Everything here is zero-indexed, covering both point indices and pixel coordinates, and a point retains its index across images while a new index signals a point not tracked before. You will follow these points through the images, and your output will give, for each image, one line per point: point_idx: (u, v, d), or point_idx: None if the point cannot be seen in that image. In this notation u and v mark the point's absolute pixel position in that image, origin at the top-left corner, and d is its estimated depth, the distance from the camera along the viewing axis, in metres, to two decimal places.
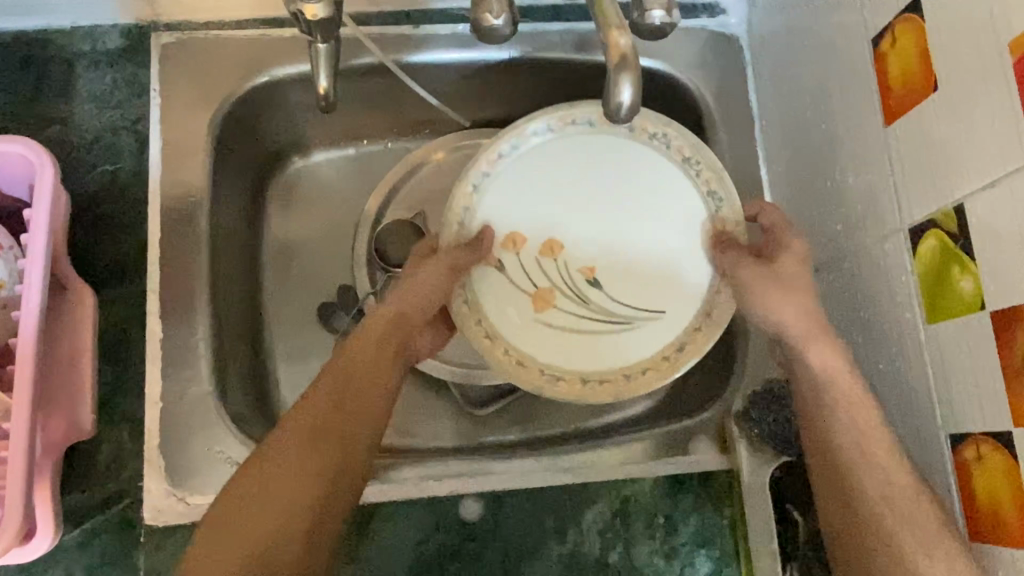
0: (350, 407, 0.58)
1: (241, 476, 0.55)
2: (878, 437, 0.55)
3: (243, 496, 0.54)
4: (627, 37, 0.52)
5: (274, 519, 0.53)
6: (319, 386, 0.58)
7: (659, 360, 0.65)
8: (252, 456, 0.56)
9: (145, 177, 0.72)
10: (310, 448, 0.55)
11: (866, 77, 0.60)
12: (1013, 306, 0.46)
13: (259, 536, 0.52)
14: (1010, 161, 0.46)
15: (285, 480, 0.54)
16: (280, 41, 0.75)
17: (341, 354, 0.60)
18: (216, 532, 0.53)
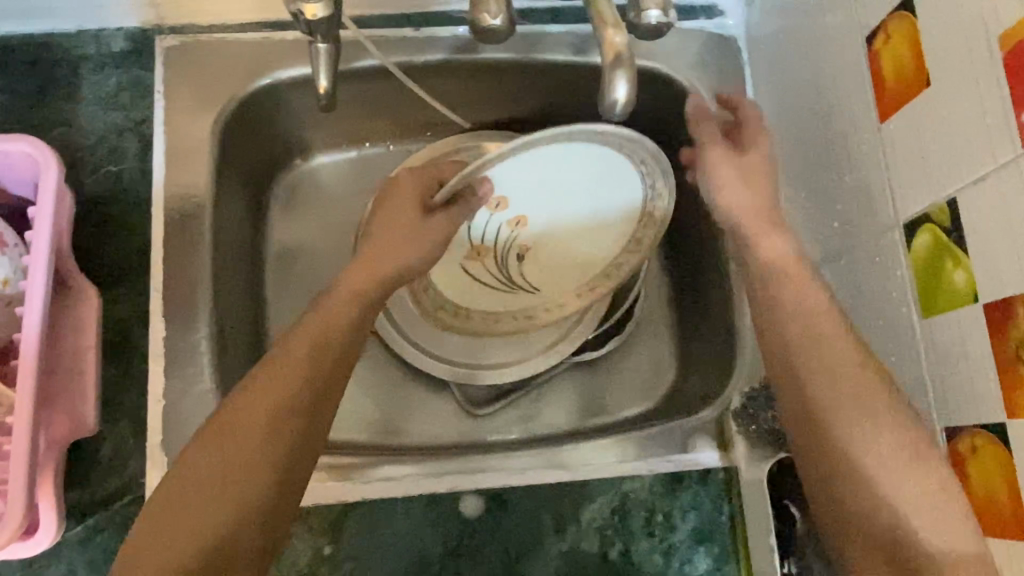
0: (313, 361, 0.54)
1: (191, 453, 0.50)
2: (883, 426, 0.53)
3: (193, 477, 0.49)
4: (622, 36, 0.52)
5: (229, 508, 0.49)
6: (283, 358, 0.54)
7: (517, 324, 0.81)
8: (206, 430, 0.51)
9: (149, 177, 0.73)
10: (270, 409, 0.52)
11: (860, 74, 0.60)
12: (1006, 298, 0.46)
13: (213, 524, 0.48)
14: (1000, 154, 0.46)
15: (245, 463, 0.50)
16: (282, 44, 0.76)
17: (310, 317, 0.57)
18: (162, 512, 0.49)
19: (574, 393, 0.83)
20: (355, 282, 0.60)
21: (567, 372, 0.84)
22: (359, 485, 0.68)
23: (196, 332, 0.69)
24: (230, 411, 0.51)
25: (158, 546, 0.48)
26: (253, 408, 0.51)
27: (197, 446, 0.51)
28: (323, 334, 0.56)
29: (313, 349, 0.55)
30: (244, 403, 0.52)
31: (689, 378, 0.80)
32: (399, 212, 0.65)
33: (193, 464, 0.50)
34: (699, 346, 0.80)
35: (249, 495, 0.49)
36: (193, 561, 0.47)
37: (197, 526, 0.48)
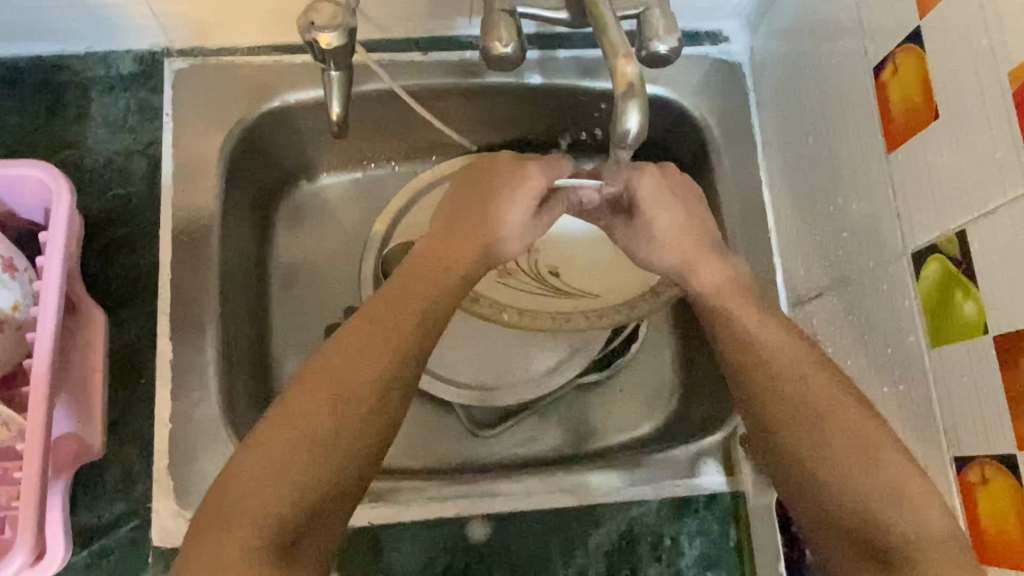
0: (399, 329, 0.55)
1: (293, 404, 0.52)
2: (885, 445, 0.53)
3: (297, 427, 0.51)
4: (634, 66, 0.53)
5: (334, 465, 0.50)
6: (385, 328, 0.55)
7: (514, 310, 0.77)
8: (307, 385, 0.53)
9: (157, 199, 0.74)
10: (360, 370, 0.53)
11: (867, 103, 0.60)
12: (1014, 330, 0.47)
13: (317, 476, 0.50)
14: (1010, 189, 0.47)
15: (348, 423, 0.51)
16: (291, 67, 0.77)
17: (405, 291, 0.57)
18: (263, 454, 0.50)
19: (577, 414, 0.83)
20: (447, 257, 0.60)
21: (573, 393, 0.84)
22: (367, 511, 0.68)
23: (203, 355, 0.70)
24: (336, 371, 0.53)
25: (262, 485, 0.49)
26: (358, 372, 0.53)
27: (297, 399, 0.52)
28: (421, 306, 0.57)
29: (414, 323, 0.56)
30: (344, 362, 0.53)
31: (694, 402, 0.81)
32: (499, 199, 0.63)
33: (300, 415, 0.51)
34: (705, 371, 0.80)
35: (350, 456, 0.51)
36: (300, 511, 0.49)
37: (299, 474, 0.50)
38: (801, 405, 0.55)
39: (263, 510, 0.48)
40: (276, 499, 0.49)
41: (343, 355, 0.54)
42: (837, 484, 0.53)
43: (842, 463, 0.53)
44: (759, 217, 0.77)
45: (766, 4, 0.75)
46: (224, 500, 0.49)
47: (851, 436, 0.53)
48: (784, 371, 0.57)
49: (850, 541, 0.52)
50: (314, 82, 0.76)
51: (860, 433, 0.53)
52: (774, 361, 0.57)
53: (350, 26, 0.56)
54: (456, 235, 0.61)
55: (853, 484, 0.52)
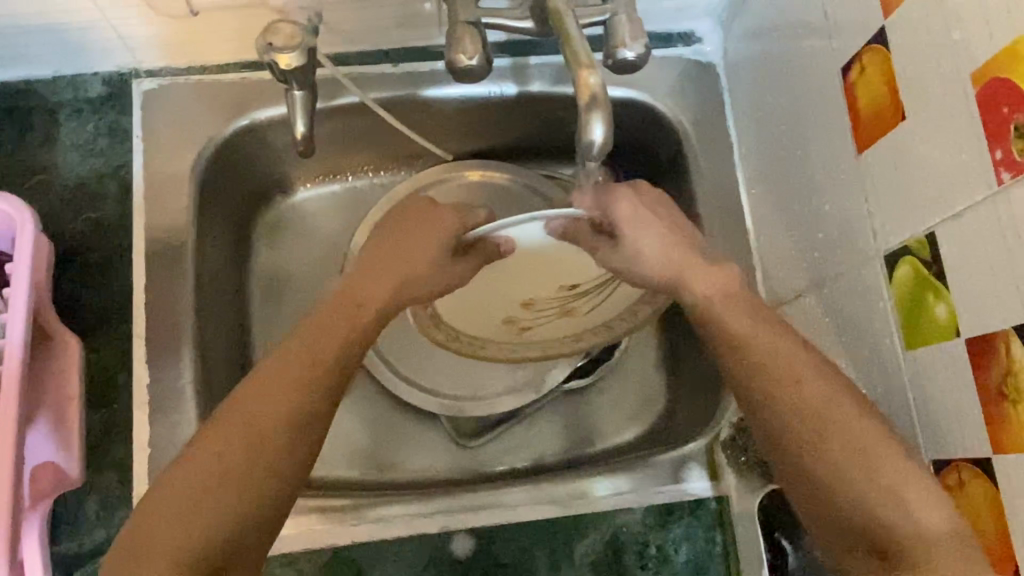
0: (312, 363, 0.54)
1: (204, 445, 0.51)
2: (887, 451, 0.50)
3: (210, 467, 0.50)
4: (596, 77, 0.52)
5: (244, 505, 0.50)
6: (297, 364, 0.54)
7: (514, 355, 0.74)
8: (217, 426, 0.52)
9: (129, 222, 0.73)
10: (275, 407, 0.52)
11: (837, 104, 0.60)
12: (987, 333, 0.46)
13: (229, 511, 0.49)
14: (975, 191, 0.46)
15: (261, 462, 0.51)
16: (259, 84, 0.76)
17: (313, 331, 0.56)
18: (174, 498, 0.49)
19: (563, 420, 0.83)
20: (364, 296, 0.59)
21: (557, 399, 0.84)
22: (351, 528, 0.68)
23: (181, 379, 0.69)
24: (246, 410, 0.52)
25: (174, 525, 0.48)
26: (271, 410, 0.52)
27: (212, 438, 0.51)
28: (336, 342, 0.56)
29: (331, 356, 0.55)
30: (262, 401, 0.52)
31: (681, 404, 0.81)
32: (425, 242, 0.61)
33: (210, 459, 0.50)
34: (690, 374, 0.80)
35: (263, 492, 0.51)
36: (210, 549, 0.48)
37: (211, 512, 0.49)
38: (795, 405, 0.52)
39: (173, 553, 0.48)
40: (191, 530, 0.48)
41: (254, 393, 0.53)
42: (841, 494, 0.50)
43: (839, 466, 0.50)
44: (738, 217, 0.77)
45: (736, 5, 0.74)
46: (132, 542, 0.48)
47: (848, 443, 0.50)
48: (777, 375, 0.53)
49: (856, 540, 0.49)
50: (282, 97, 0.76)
51: (843, 436, 0.50)
52: (770, 364, 0.53)
53: (310, 45, 0.55)
54: (377, 273, 0.60)
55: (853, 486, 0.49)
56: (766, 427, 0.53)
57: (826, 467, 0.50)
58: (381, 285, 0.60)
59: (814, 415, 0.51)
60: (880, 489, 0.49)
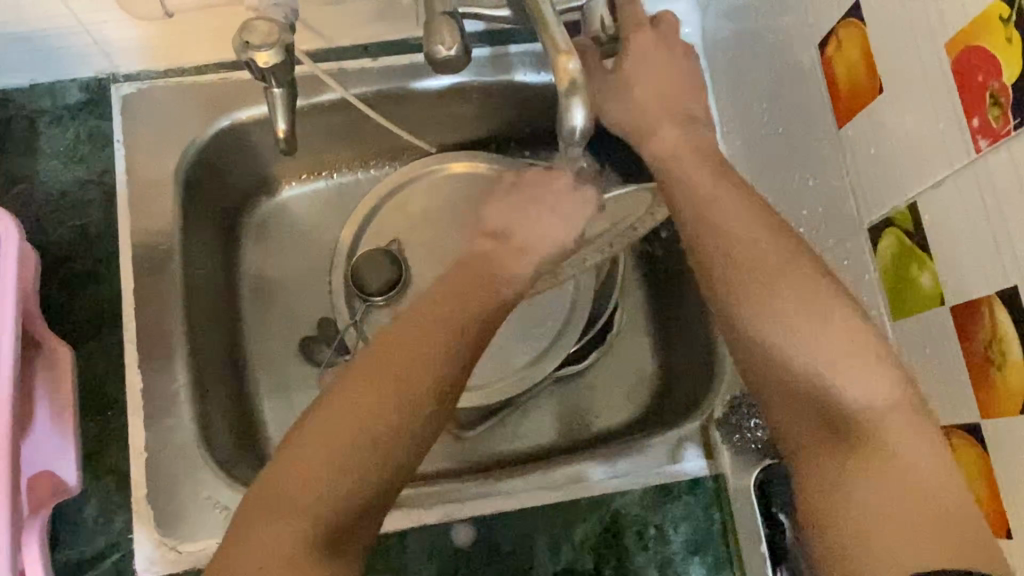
0: (453, 327, 0.49)
1: (352, 395, 0.46)
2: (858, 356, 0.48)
3: (350, 423, 0.46)
4: (575, 62, 0.52)
5: (381, 472, 0.45)
6: (441, 325, 0.49)
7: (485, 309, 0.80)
8: (355, 381, 0.47)
9: (115, 227, 0.73)
10: (419, 367, 0.47)
11: (816, 79, 0.60)
12: (972, 300, 0.46)
13: (366, 476, 0.45)
14: (955, 159, 0.47)
15: (402, 432, 0.46)
16: (239, 83, 0.76)
17: (452, 298, 0.51)
18: (309, 464, 0.45)
19: (560, 406, 0.84)
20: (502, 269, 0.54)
21: (553, 386, 0.85)
22: None
23: (174, 382, 0.69)
24: (378, 369, 0.47)
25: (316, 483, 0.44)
26: (410, 374, 0.47)
27: (355, 391, 0.47)
28: (476, 312, 0.50)
29: (473, 325, 0.50)
30: (406, 357, 0.48)
31: (676, 385, 0.81)
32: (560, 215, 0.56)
33: (344, 419, 0.46)
34: (683, 355, 0.81)
35: (401, 458, 0.46)
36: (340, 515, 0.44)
37: (351, 475, 0.45)
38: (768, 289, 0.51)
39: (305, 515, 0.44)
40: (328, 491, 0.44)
41: (390, 352, 0.48)
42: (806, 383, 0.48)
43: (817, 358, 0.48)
44: None
45: None
46: (263, 497, 0.45)
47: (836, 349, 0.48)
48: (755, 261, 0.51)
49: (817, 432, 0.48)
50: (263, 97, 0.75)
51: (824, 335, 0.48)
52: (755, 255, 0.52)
53: (288, 41, 0.55)
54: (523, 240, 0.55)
55: (800, 376, 0.48)
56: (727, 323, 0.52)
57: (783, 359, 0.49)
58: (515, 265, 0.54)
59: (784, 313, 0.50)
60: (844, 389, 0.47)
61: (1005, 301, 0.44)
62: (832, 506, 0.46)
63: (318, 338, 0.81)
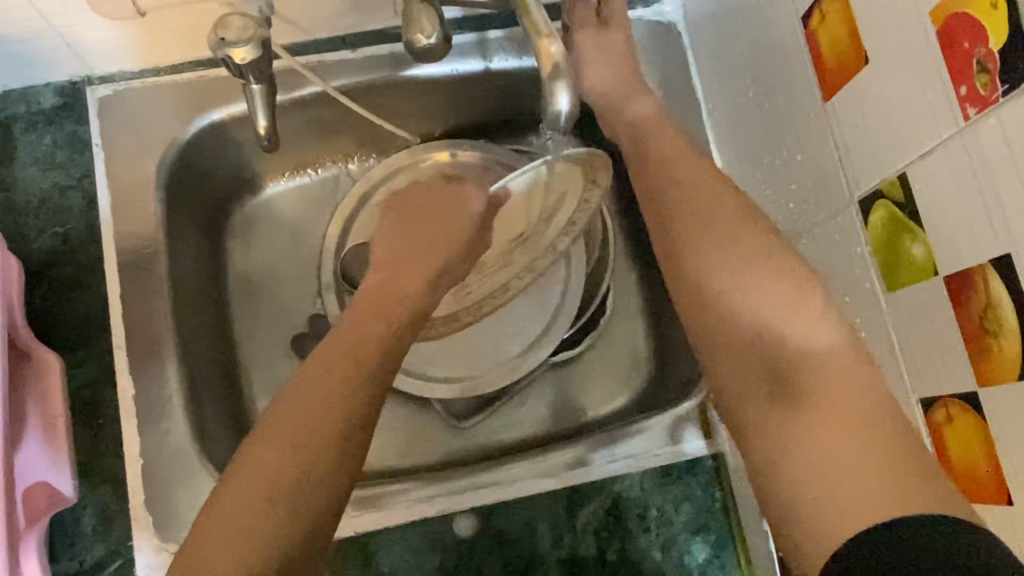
0: (348, 353, 0.49)
1: (253, 449, 0.45)
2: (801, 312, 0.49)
3: (254, 478, 0.43)
4: (557, 46, 0.52)
5: (296, 517, 0.43)
6: (337, 355, 0.48)
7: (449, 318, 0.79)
8: (258, 437, 0.45)
9: (97, 233, 0.72)
10: (318, 400, 0.46)
11: (800, 53, 0.60)
12: (967, 271, 0.46)
13: (280, 526, 0.42)
14: (942, 129, 0.46)
15: (310, 470, 0.44)
16: (215, 82, 0.74)
17: (344, 331, 0.51)
18: (219, 529, 0.42)
19: (556, 393, 0.84)
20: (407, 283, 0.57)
21: (549, 373, 0.85)
22: (352, 520, 0.68)
23: (167, 386, 0.69)
24: (280, 417, 0.46)
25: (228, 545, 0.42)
26: (320, 394, 0.46)
27: (255, 447, 0.45)
28: (382, 323, 0.52)
29: (369, 351, 0.49)
30: (302, 397, 0.46)
31: (672, 365, 0.81)
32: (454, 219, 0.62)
33: (263, 461, 0.44)
34: (677, 336, 0.81)
35: (316, 498, 0.44)
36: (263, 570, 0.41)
37: (262, 530, 0.42)
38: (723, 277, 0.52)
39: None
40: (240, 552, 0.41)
41: (303, 379, 0.47)
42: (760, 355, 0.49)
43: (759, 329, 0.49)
44: None
45: None
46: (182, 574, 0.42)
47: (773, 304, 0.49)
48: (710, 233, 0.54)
49: (768, 402, 0.47)
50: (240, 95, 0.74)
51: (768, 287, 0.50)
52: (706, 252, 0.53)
53: (263, 36, 0.54)
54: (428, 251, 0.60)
55: (754, 343, 0.49)
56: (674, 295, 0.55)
57: (722, 326, 0.51)
58: (418, 276, 0.58)
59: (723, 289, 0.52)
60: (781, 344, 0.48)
61: (998, 269, 0.44)
62: (791, 502, 0.43)
63: (308, 334, 0.81)
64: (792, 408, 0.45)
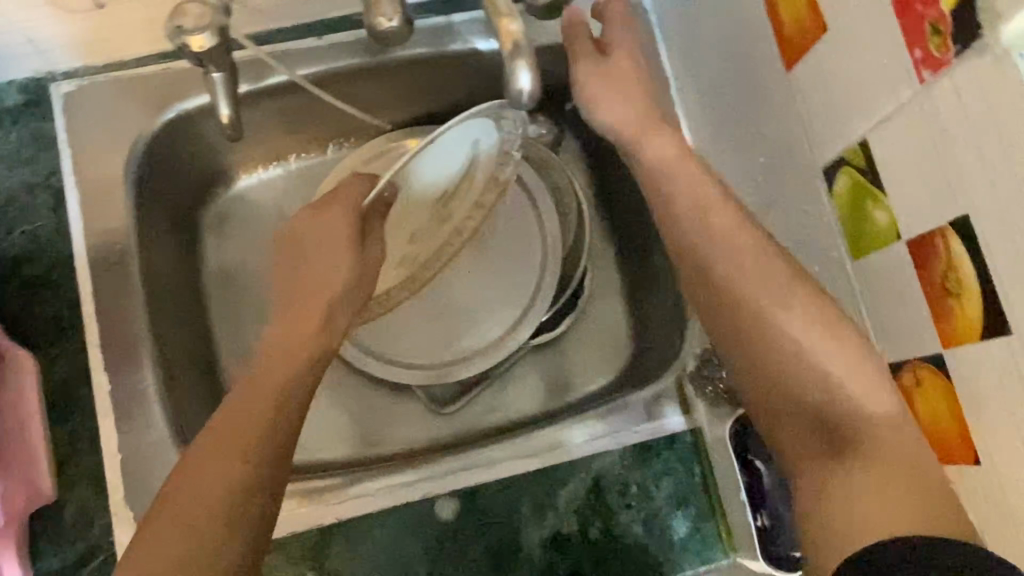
0: (251, 406, 0.51)
1: (158, 519, 0.47)
2: (840, 340, 0.52)
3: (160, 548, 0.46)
4: (517, 24, 0.53)
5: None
6: (241, 411, 0.51)
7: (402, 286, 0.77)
8: (161, 510, 0.47)
9: (67, 231, 0.71)
10: (219, 460, 0.49)
11: (762, 24, 0.60)
12: (928, 233, 0.47)
13: None
14: (899, 93, 0.47)
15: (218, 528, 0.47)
16: (180, 72, 0.74)
17: (250, 378, 0.53)
18: None
19: (537, 375, 0.84)
20: (295, 346, 0.56)
21: (529, 355, 0.85)
22: (333, 507, 0.68)
23: (143, 380, 0.69)
24: (184, 487, 0.48)
25: None
26: (199, 514, 0.47)
27: (162, 516, 0.47)
28: (289, 364, 0.54)
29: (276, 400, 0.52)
30: (203, 460, 0.49)
31: (650, 343, 0.82)
32: (333, 257, 0.59)
33: (165, 533, 0.46)
34: (655, 313, 0.82)
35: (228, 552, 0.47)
36: None
37: None
38: (753, 319, 0.54)
39: None
40: None
41: (185, 488, 0.48)
42: (800, 392, 0.53)
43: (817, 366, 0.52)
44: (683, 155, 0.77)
45: None
46: None
47: (832, 344, 0.52)
48: (743, 291, 0.55)
49: (812, 441, 0.52)
50: (201, 86, 0.74)
51: (824, 341, 0.52)
52: (729, 284, 0.56)
53: (222, 23, 0.54)
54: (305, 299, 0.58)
55: (809, 392, 0.52)
56: (715, 336, 0.57)
57: (781, 365, 0.53)
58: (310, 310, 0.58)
59: (759, 315, 0.54)
60: (838, 402, 0.51)
61: (957, 230, 0.44)
62: (828, 532, 0.49)
63: None
64: (836, 450, 0.51)
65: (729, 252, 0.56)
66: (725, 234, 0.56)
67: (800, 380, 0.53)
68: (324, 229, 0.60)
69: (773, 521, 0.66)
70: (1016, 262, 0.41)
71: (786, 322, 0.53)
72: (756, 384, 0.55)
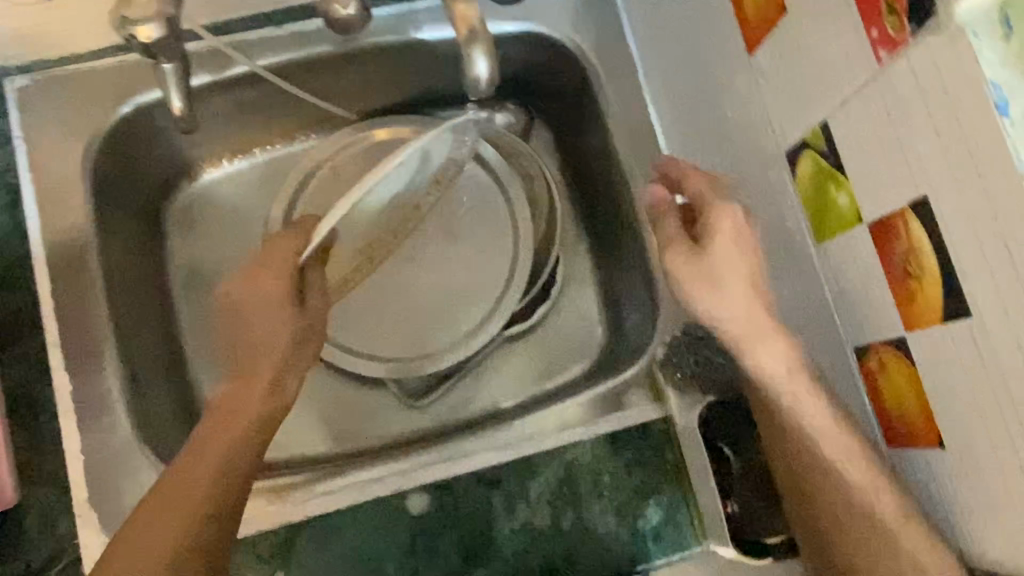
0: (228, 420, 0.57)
1: (147, 512, 0.52)
2: (894, 508, 0.50)
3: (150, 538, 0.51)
4: (474, 10, 0.52)
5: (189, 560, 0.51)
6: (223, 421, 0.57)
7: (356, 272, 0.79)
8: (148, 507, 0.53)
9: (25, 229, 0.70)
10: (200, 462, 0.54)
11: (723, 7, 0.59)
12: (887, 216, 0.46)
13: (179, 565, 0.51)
14: (857, 74, 0.46)
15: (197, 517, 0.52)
16: (135, 67, 0.72)
17: (230, 393, 0.58)
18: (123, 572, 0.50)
19: (511, 365, 0.84)
20: (245, 399, 0.58)
21: (502, 347, 0.84)
22: (302, 505, 0.67)
23: (106, 380, 0.68)
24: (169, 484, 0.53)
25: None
26: (145, 568, 0.50)
27: (151, 509, 0.52)
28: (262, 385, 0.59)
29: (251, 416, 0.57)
30: (188, 463, 0.54)
31: (623, 331, 0.81)
32: (268, 321, 0.60)
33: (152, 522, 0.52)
34: (627, 301, 0.81)
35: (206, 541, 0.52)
36: None
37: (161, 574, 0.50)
38: (806, 451, 0.55)
39: None
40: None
41: (170, 483, 0.53)
42: (850, 529, 0.53)
43: (854, 528, 0.53)
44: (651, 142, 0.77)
45: None
46: None
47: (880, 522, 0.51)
48: (795, 415, 0.55)
49: None
50: (154, 81, 0.72)
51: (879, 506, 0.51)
52: (788, 410, 0.55)
53: (170, 13, 0.53)
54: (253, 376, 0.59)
55: (852, 537, 0.53)
56: (767, 440, 0.59)
57: (833, 527, 0.54)
58: (260, 372, 0.60)
59: (825, 474, 0.54)
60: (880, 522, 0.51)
61: (917, 212, 0.44)
62: None
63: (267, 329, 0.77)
64: None
65: (775, 369, 0.55)
66: (779, 360, 0.55)
67: (848, 545, 0.53)
68: (256, 296, 0.60)
69: (743, 508, 0.67)
70: (975, 244, 0.40)
71: (847, 476, 0.52)
72: (810, 522, 0.56)
